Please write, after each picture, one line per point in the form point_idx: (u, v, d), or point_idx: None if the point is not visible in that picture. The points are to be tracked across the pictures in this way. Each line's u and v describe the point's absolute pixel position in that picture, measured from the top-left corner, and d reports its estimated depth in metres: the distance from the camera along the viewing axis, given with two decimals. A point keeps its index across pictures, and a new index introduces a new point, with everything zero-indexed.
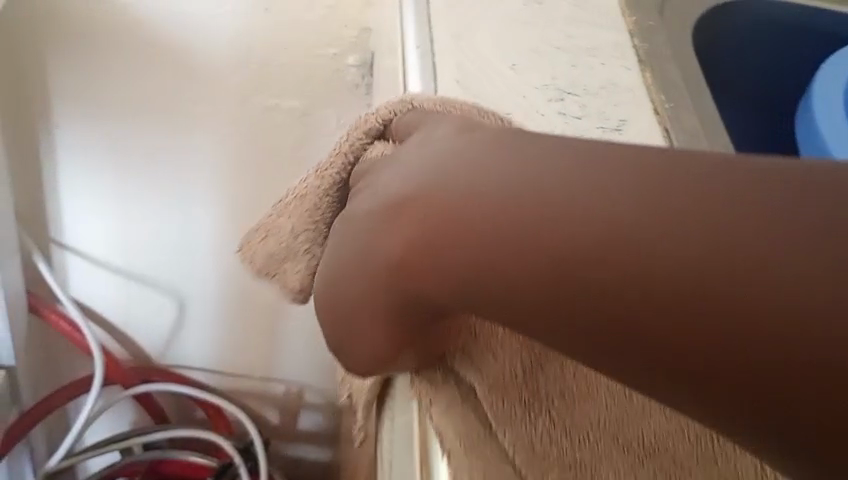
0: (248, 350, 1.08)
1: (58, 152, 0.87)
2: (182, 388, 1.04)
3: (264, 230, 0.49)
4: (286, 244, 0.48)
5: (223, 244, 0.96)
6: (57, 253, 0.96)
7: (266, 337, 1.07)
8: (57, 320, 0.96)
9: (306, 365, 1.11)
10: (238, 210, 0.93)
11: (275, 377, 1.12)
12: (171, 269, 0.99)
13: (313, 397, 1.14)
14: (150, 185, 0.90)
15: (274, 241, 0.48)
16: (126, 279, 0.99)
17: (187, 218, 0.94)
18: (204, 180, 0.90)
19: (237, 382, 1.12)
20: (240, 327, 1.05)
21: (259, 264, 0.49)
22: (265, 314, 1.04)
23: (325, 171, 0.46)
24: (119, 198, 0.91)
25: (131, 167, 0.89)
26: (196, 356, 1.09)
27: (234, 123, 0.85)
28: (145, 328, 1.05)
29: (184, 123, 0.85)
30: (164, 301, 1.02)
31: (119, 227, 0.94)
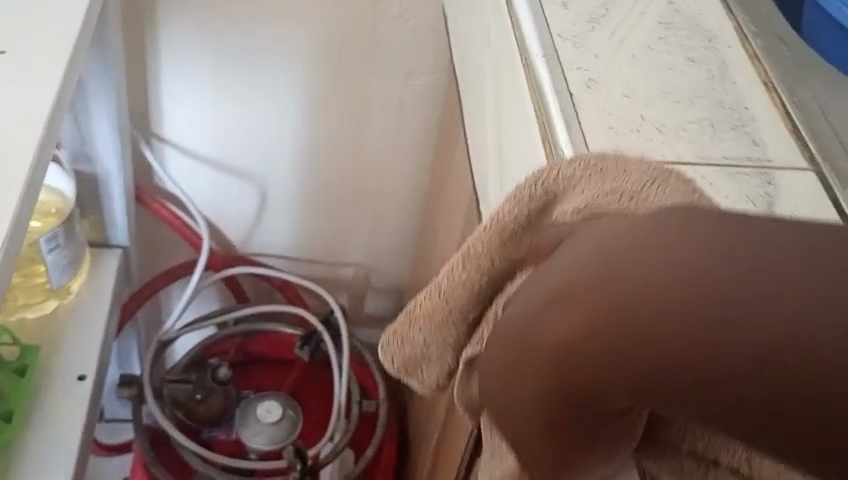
0: (320, 234, 1.23)
1: (162, 49, 1.01)
2: (266, 270, 1.18)
3: (409, 309, 0.48)
4: (419, 349, 0.48)
5: (298, 129, 1.11)
6: (157, 147, 1.10)
7: (337, 221, 1.22)
8: (159, 209, 1.10)
9: (373, 247, 1.26)
10: (313, 94, 1.08)
11: (346, 263, 1.27)
12: (255, 158, 1.13)
13: (378, 280, 1.29)
14: (238, 77, 1.05)
15: (445, 334, 0.47)
16: (215, 169, 1.13)
17: (271, 105, 1.08)
18: (283, 72, 1.05)
19: (312, 269, 1.27)
20: (314, 211, 1.21)
21: (400, 356, 0.49)
22: (334, 196, 1.19)
23: (454, 283, 0.46)
24: (211, 90, 1.06)
25: (221, 60, 1.03)
26: (275, 246, 1.24)
27: (311, 7, 0.99)
28: (232, 218, 1.19)
29: (268, 11, 0.99)
30: (248, 190, 1.17)
31: (210, 118, 1.08)
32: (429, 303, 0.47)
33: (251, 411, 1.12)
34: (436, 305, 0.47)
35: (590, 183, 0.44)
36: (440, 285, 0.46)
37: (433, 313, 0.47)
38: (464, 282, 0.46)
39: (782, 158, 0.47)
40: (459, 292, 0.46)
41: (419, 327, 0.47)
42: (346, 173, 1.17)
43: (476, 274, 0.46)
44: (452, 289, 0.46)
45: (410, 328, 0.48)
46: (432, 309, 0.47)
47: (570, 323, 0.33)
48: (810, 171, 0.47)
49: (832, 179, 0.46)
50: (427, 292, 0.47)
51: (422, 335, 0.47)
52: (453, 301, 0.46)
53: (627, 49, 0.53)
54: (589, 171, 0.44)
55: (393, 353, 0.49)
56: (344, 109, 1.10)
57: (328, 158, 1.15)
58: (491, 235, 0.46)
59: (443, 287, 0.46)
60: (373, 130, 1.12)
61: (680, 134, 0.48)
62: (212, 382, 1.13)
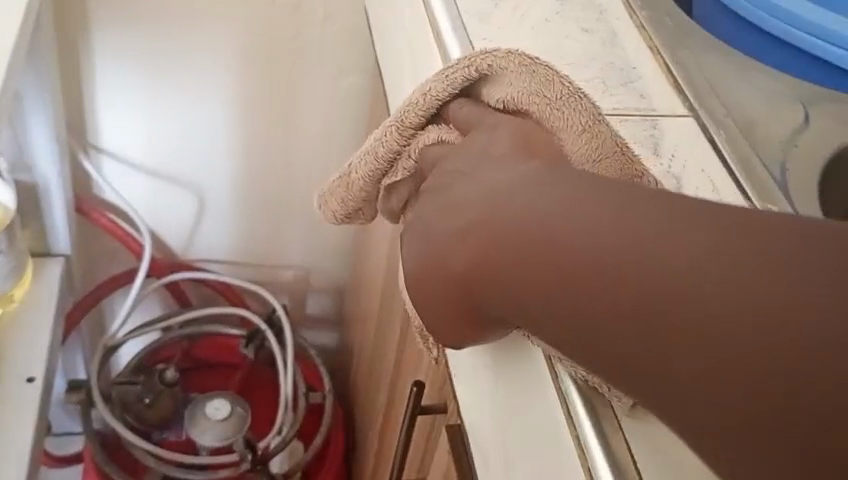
0: (259, 237, 1.27)
1: (96, 61, 1.05)
2: (207, 275, 1.21)
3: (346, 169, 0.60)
4: (353, 199, 0.59)
5: (232, 134, 1.15)
6: (95, 157, 1.13)
7: (275, 223, 1.26)
8: (99, 218, 1.13)
9: (311, 248, 1.30)
10: (245, 99, 1.12)
11: (286, 265, 1.31)
12: (192, 165, 1.17)
13: (319, 279, 1.33)
14: (171, 85, 1.09)
15: (360, 194, 0.59)
16: (152, 177, 1.17)
17: (205, 112, 1.12)
18: (216, 80, 1.10)
19: (253, 272, 1.31)
20: (252, 214, 1.25)
21: (339, 206, 0.60)
22: (271, 198, 1.23)
23: (380, 149, 0.56)
24: (146, 99, 1.09)
25: (154, 70, 1.07)
26: (215, 251, 1.27)
27: (239, 15, 1.04)
28: (172, 225, 1.23)
29: (198, 20, 1.04)
30: (186, 196, 1.20)
31: (145, 127, 1.12)
32: (366, 153, 0.57)
33: (200, 410, 1.15)
34: (376, 162, 0.57)
35: (523, 96, 0.50)
36: (372, 149, 0.57)
37: (365, 174, 0.58)
38: (378, 158, 0.56)
39: (665, 107, 0.54)
40: (383, 161, 0.56)
41: (358, 184, 0.58)
42: (281, 175, 1.21)
43: (393, 148, 0.55)
44: (380, 156, 0.56)
45: (352, 187, 0.59)
46: (364, 168, 0.57)
47: (522, 283, 0.40)
48: (689, 117, 0.53)
49: (709, 124, 0.53)
50: (365, 151, 0.57)
51: (357, 190, 0.59)
52: (368, 170, 0.57)
53: (527, 23, 0.59)
54: (525, 81, 0.50)
55: (334, 208, 0.60)
56: (276, 113, 1.14)
57: (263, 161, 1.19)
58: (399, 125, 0.55)
59: (376, 151, 0.56)
60: (306, 132, 1.17)
61: None
62: (160, 384, 1.15)
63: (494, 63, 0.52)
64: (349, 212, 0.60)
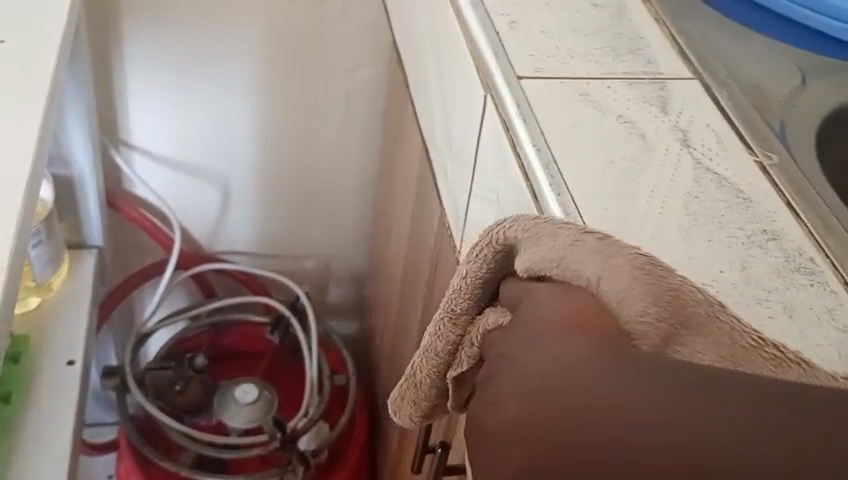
0: (281, 228, 1.32)
1: (125, 58, 1.10)
2: (233, 266, 1.26)
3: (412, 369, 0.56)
4: (425, 397, 0.54)
5: (255, 129, 1.20)
6: (125, 153, 1.18)
7: (296, 214, 1.31)
8: (130, 211, 1.18)
9: (332, 238, 1.35)
10: (267, 95, 1.17)
11: (307, 255, 1.36)
12: (217, 160, 1.22)
13: (339, 269, 1.38)
14: (197, 82, 1.14)
15: (429, 390, 0.54)
16: (179, 172, 1.22)
17: (229, 108, 1.17)
18: (239, 77, 1.15)
19: (275, 263, 1.35)
20: (274, 207, 1.29)
21: (412, 412, 0.55)
22: (291, 190, 1.28)
23: (442, 342, 0.52)
24: (172, 96, 1.14)
25: (180, 68, 1.12)
26: (239, 243, 1.32)
27: (262, 13, 1.09)
28: (199, 218, 1.28)
29: (223, 19, 1.09)
30: (212, 190, 1.25)
31: (172, 123, 1.17)
32: (430, 351, 0.53)
33: (230, 395, 1.19)
34: (443, 354, 0.52)
35: (552, 251, 0.43)
36: (436, 341, 0.52)
37: (430, 369, 0.53)
38: (438, 342, 0.52)
39: (671, 70, 0.58)
40: (443, 342, 0.52)
41: (424, 382, 0.54)
42: (302, 167, 1.26)
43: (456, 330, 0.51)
44: (443, 344, 0.52)
45: (414, 385, 0.54)
46: (425, 359, 0.53)
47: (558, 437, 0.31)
48: (693, 79, 0.58)
49: (714, 87, 0.57)
50: (425, 343, 0.53)
51: (423, 388, 0.54)
52: (432, 365, 0.53)
53: None
54: (541, 240, 0.44)
55: (406, 412, 0.56)
56: (296, 108, 1.19)
57: (285, 154, 1.24)
58: (450, 316, 0.51)
59: (436, 338, 0.52)
60: (324, 125, 1.22)
61: (590, 59, 0.58)
62: (190, 370, 1.20)
63: (509, 235, 0.46)
64: (421, 415, 0.55)
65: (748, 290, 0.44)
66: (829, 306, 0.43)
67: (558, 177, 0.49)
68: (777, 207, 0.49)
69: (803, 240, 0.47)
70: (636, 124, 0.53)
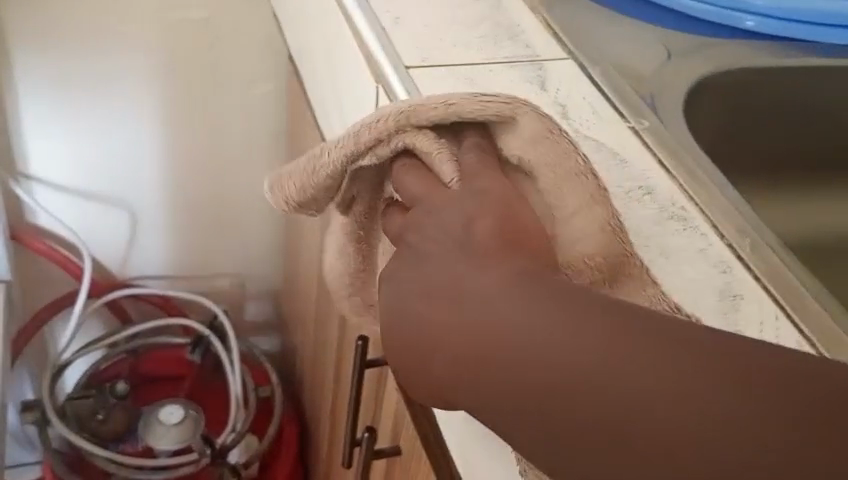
0: (191, 248, 1.32)
1: (17, 87, 1.09)
2: (146, 290, 1.25)
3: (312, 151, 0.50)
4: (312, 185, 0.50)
5: (157, 150, 1.20)
6: (25, 185, 1.17)
7: (205, 233, 1.31)
8: (34, 243, 1.17)
9: (244, 255, 1.35)
10: (166, 115, 1.18)
11: (221, 274, 1.36)
12: (120, 184, 1.22)
13: (254, 286, 1.38)
14: (93, 107, 1.14)
15: (323, 179, 0.49)
16: (83, 200, 1.21)
17: (128, 131, 1.17)
18: (136, 99, 1.15)
19: (189, 285, 1.35)
20: (182, 228, 1.29)
21: (290, 198, 0.51)
22: (199, 209, 1.28)
23: (360, 141, 0.47)
24: (68, 122, 1.14)
25: (75, 93, 1.12)
26: (150, 268, 1.31)
27: (154, 33, 1.11)
28: (106, 246, 1.27)
29: (115, 41, 1.10)
30: (118, 215, 1.24)
31: (72, 151, 1.16)
32: (344, 143, 0.47)
33: (155, 416, 1.19)
34: (360, 149, 0.47)
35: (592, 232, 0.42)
36: (362, 132, 0.47)
37: (334, 159, 0.48)
38: (359, 143, 0.47)
39: (547, 52, 0.63)
40: (364, 140, 0.47)
41: (321, 174, 0.49)
42: (207, 186, 1.26)
43: (385, 138, 0.46)
44: (362, 143, 0.47)
45: (309, 171, 0.49)
46: (341, 151, 0.48)
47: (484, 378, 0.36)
48: (568, 59, 0.62)
49: (587, 64, 0.62)
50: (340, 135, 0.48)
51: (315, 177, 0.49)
52: (339, 157, 0.48)
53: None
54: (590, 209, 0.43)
55: (286, 192, 0.50)
56: (197, 126, 1.20)
57: (189, 173, 1.24)
58: (384, 119, 0.46)
59: (363, 134, 0.47)
60: (226, 142, 1.23)
61: (472, 48, 0.62)
62: (112, 398, 1.19)
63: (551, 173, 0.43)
64: (300, 205, 0.51)
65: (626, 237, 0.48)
66: (700, 246, 0.48)
67: None
68: (650, 166, 0.54)
69: (674, 191, 0.52)
70: (519, 101, 0.57)
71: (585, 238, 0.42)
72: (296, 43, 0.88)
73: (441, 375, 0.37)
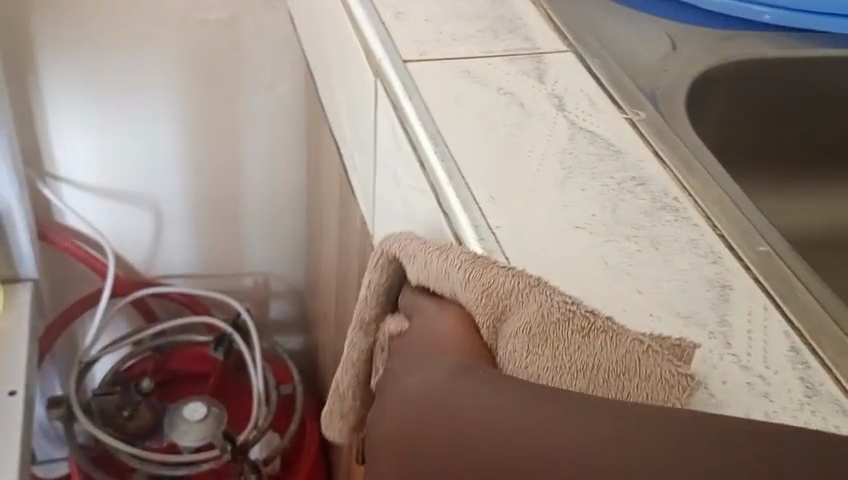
0: (216, 246, 1.34)
1: (44, 87, 1.12)
2: (171, 287, 1.27)
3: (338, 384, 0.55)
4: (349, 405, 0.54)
5: (181, 149, 1.22)
6: (52, 183, 1.19)
7: (230, 232, 1.33)
8: (61, 241, 1.19)
9: (268, 253, 1.37)
10: (189, 114, 1.20)
11: (245, 272, 1.38)
12: (145, 182, 1.24)
13: (278, 284, 1.40)
14: (117, 106, 1.16)
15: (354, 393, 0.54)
16: (108, 198, 1.23)
17: (152, 130, 1.19)
18: (159, 98, 1.17)
19: (214, 282, 1.37)
20: (207, 226, 1.31)
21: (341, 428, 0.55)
22: (223, 207, 1.30)
23: (360, 337, 0.53)
24: (94, 122, 1.16)
25: (100, 93, 1.14)
26: (176, 265, 1.34)
27: (176, 33, 1.13)
28: (132, 243, 1.29)
29: (138, 41, 1.12)
30: (143, 213, 1.27)
31: (97, 149, 1.19)
32: (353, 352, 0.53)
33: (178, 414, 1.21)
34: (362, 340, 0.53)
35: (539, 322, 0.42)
36: (356, 335, 0.53)
37: (350, 366, 0.54)
38: (355, 337, 0.53)
39: (548, 45, 0.63)
40: (359, 336, 0.53)
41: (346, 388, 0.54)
42: (231, 184, 1.28)
43: (369, 325, 0.53)
44: (360, 338, 0.53)
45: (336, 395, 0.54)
46: (352, 357, 0.54)
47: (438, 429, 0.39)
48: (568, 51, 0.62)
49: (586, 56, 0.62)
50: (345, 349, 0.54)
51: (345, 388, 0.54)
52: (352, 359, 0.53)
53: None
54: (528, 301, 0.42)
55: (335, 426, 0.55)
56: (220, 126, 1.22)
57: (212, 172, 1.26)
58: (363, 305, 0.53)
59: (354, 326, 0.53)
60: (249, 141, 1.24)
61: (471, 40, 0.62)
62: (137, 395, 1.21)
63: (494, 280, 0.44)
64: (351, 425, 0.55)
65: (617, 230, 0.48)
66: (691, 237, 0.47)
67: (438, 140, 0.53)
68: (644, 157, 0.53)
69: (670, 185, 0.51)
70: (515, 94, 0.57)
71: (531, 320, 0.42)
72: (310, 40, 0.89)
73: (398, 426, 0.40)
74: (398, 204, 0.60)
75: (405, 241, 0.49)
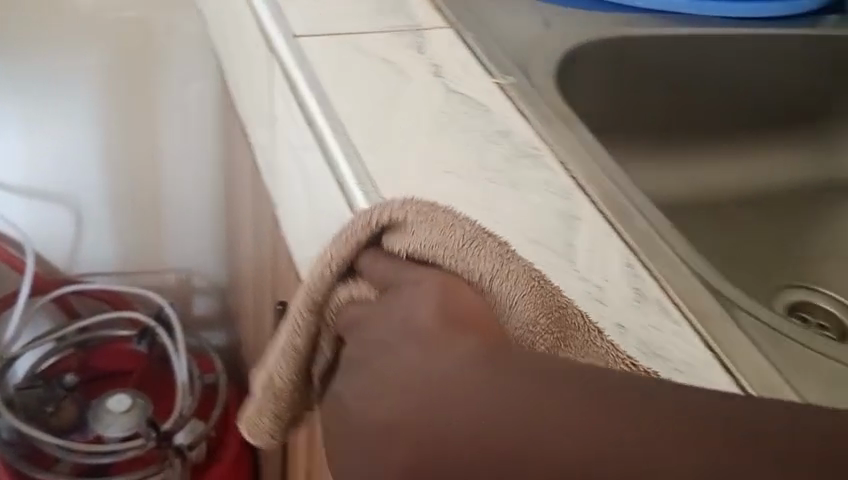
0: (138, 245, 1.36)
1: None
2: (92, 284, 1.30)
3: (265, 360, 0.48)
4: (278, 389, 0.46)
5: (98, 148, 1.25)
6: None
7: (150, 230, 1.36)
8: None
9: (190, 251, 1.40)
10: (105, 114, 1.23)
11: (167, 270, 1.40)
12: (64, 182, 1.26)
13: (200, 281, 1.42)
14: (33, 106, 1.19)
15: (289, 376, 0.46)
16: (27, 198, 1.26)
17: (68, 129, 1.22)
18: (74, 98, 1.20)
19: (136, 281, 1.39)
20: (127, 225, 1.34)
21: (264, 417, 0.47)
22: (144, 206, 1.33)
23: (312, 305, 0.44)
24: (10, 122, 1.19)
25: (15, 93, 1.17)
26: (97, 264, 1.36)
27: (89, 34, 1.16)
28: (53, 243, 1.31)
29: (51, 42, 1.16)
30: (63, 213, 1.29)
31: (14, 150, 1.21)
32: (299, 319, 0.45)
33: (103, 407, 1.22)
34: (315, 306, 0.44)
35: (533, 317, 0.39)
36: (310, 299, 0.44)
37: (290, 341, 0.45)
38: (298, 309, 0.45)
39: (427, 24, 0.69)
40: (311, 303, 0.44)
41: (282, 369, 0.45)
42: (150, 182, 1.31)
43: (327, 291, 0.44)
44: (312, 306, 0.44)
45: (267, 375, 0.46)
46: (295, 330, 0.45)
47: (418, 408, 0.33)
48: (445, 28, 0.69)
49: (461, 31, 0.68)
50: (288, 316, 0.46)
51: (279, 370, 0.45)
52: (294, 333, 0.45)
53: None
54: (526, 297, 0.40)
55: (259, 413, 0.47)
56: (137, 125, 1.25)
57: (131, 171, 1.29)
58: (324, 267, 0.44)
59: (306, 293, 0.44)
60: (166, 139, 1.28)
61: (356, 20, 0.68)
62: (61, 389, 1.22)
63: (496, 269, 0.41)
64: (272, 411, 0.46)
65: (481, 173, 0.54)
66: (547, 178, 0.54)
67: (322, 100, 0.59)
68: (510, 115, 0.59)
69: (532, 139, 0.57)
70: (396, 64, 0.63)
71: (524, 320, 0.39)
72: (217, 35, 0.94)
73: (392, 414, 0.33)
74: (292, 171, 0.65)
75: (389, 212, 0.44)
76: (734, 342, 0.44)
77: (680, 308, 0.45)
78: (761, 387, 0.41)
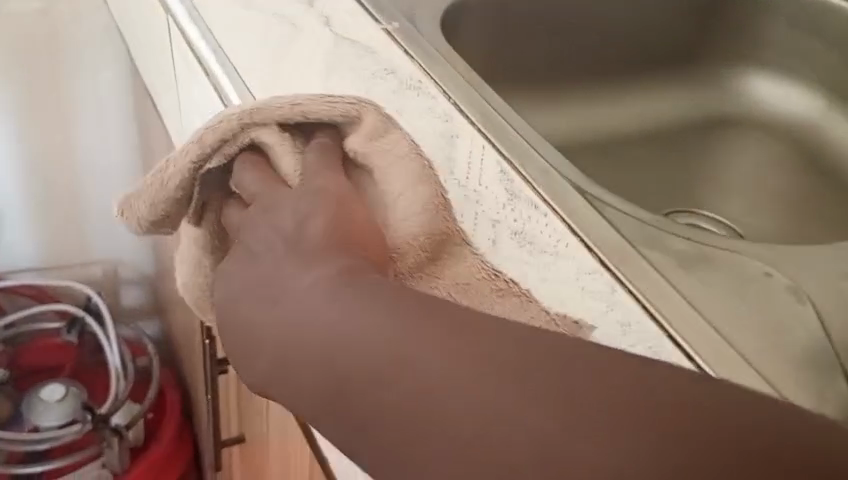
0: (60, 238, 1.37)
1: None
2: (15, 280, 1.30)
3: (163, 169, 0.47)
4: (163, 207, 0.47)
5: (12, 144, 1.26)
6: None
7: (72, 223, 1.37)
8: None
9: (114, 241, 1.41)
10: (16, 110, 1.24)
11: (91, 261, 1.42)
12: None
13: (127, 272, 1.43)
14: None
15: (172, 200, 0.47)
16: None
17: None
18: None
19: (62, 275, 1.40)
20: (48, 219, 1.35)
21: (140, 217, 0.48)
22: (64, 199, 1.34)
23: (214, 144, 0.44)
24: None
25: None
26: (20, 260, 1.37)
27: None
28: None
29: None
30: None
31: None
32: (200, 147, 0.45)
33: (37, 396, 1.22)
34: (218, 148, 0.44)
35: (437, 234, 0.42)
36: (217, 136, 0.44)
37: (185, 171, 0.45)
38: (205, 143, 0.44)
39: None
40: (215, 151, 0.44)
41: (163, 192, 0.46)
42: (67, 176, 1.32)
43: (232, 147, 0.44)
44: (214, 150, 0.44)
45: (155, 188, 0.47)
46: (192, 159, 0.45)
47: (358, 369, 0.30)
48: None
49: None
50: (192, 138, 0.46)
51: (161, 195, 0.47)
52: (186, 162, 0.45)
53: None
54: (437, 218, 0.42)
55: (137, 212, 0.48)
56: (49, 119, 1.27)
57: (47, 165, 1.30)
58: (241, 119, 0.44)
59: (214, 128, 0.44)
60: (81, 132, 1.29)
61: None
62: None
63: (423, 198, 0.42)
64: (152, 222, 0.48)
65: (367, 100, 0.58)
66: (429, 104, 0.59)
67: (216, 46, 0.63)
68: (395, 55, 0.64)
69: (416, 73, 0.62)
70: (288, 19, 0.67)
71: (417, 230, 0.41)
72: (124, 16, 0.96)
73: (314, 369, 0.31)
74: (197, 129, 0.68)
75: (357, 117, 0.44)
76: (618, 250, 0.48)
77: (546, 201, 0.51)
78: (649, 289, 0.45)
